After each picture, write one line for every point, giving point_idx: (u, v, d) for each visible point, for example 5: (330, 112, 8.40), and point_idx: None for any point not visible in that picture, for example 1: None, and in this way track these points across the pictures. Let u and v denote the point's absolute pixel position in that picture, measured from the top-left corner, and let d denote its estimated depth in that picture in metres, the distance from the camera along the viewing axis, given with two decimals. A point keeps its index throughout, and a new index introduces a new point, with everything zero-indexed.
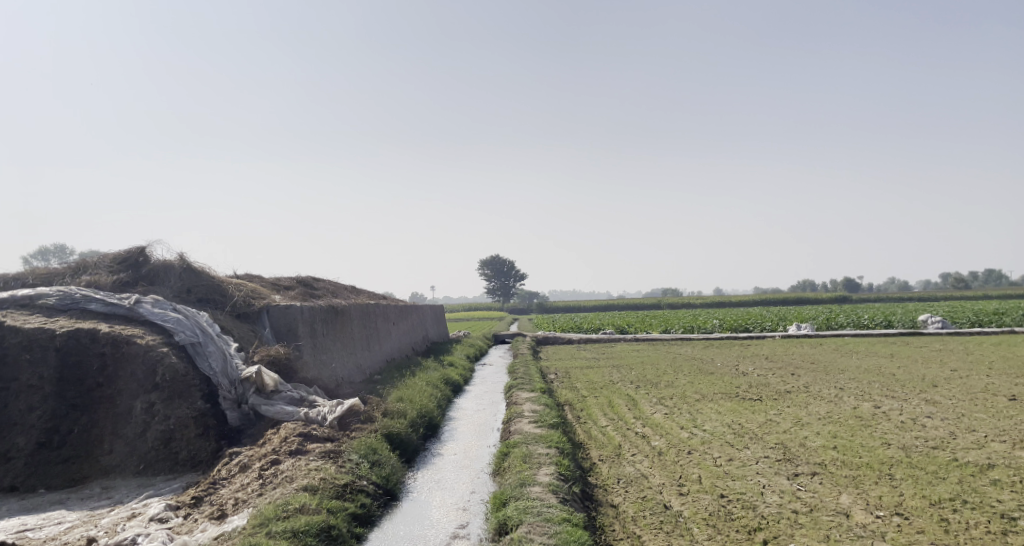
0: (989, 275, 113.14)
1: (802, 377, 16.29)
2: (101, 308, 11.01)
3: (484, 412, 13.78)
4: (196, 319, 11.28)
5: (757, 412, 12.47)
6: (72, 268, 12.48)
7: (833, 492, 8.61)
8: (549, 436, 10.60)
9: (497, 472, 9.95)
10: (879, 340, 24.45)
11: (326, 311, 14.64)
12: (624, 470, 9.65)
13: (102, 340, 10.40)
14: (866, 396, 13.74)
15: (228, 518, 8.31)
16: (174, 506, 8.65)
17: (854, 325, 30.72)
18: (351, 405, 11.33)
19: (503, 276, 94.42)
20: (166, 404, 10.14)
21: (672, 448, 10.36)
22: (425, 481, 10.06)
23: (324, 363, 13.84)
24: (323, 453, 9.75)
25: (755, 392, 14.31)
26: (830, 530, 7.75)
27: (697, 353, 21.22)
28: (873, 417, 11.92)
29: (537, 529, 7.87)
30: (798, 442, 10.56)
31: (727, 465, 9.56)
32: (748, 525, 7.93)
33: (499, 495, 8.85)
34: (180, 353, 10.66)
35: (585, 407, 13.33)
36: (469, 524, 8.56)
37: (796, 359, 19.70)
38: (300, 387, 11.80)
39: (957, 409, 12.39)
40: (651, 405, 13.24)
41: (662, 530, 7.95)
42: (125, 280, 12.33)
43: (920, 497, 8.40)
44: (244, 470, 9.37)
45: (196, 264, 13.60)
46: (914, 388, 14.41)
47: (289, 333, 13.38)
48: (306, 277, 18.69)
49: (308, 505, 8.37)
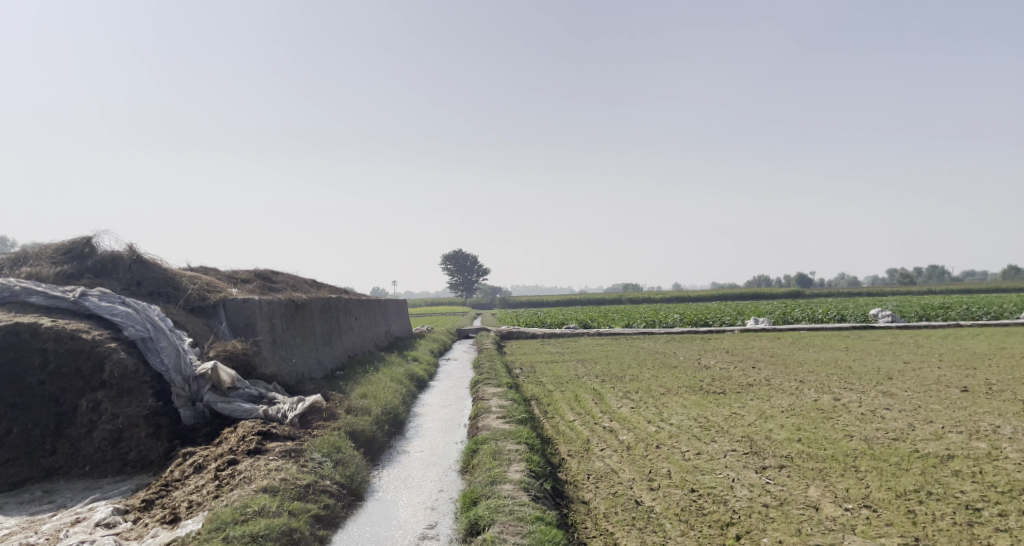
0: (934, 271, 116.78)
1: (764, 370, 16.43)
2: (44, 301, 10.48)
3: (451, 408, 13.58)
4: (147, 312, 10.83)
5: (722, 405, 12.52)
6: (12, 259, 11.88)
7: (802, 485, 8.64)
8: (518, 432, 10.45)
9: (465, 469, 9.77)
10: (834, 334, 24.90)
11: (285, 305, 14.26)
12: (593, 465, 9.55)
13: (44, 335, 9.88)
14: (826, 389, 13.91)
15: (182, 523, 7.97)
16: (122, 510, 8.28)
17: (809, 319, 31.31)
18: (313, 402, 11.04)
19: (464, 271, 93.98)
20: (114, 403, 9.73)
21: (641, 443, 10.30)
22: (391, 480, 9.83)
23: (283, 359, 13.49)
24: (283, 453, 9.44)
25: (719, 386, 14.37)
26: (801, 524, 7.76)
27: (660, 347, 21.29)
28: (834, 409, 12.06)
29: (510, 528, 7.71)
30: (764, 434, 10.61)
31: (696, 459, 9.53)
32: (720, 519, 7.90)
33: (469, 493, 8.65)
34: (129, 349, 10.24)
35: (552, 401, 13.23)
36: (438, 524, 8.36)
37: (756, 353, 19.91)
38: (258, 384, 11.44)
39: (914, 400, 12.61)
40: (618, 399, 13.20)
41: (634, 526, 7.87)
42: (69, 272, 11.80)
43: (886, 489, 8.47)
44: (199, 471, 9.01)
45: (148, 255, 13.10)
46: (871, 380, 14.64)
47: (247, 328, 12.97)
48: (264, 270, 18.19)
49: (268, 507, 8.07)
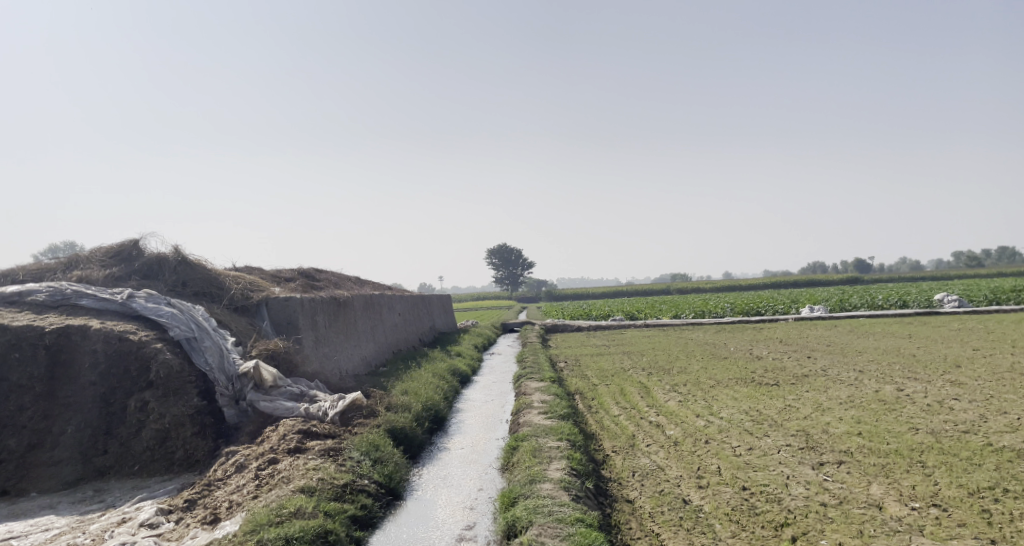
0: (1002, 253, 111.95)
1: (820, 360, 15.71)
2: (93, 303, 10.53)
3: (493, 404, 13.33)
4: (191, 313, 10.85)
5: (775, 397, 11.96)
6: (63, 263, 12.05)
7: (862, 482, 8.11)
8: (561, 428, 10.11)
9: (505, 467, 9.49)
10: (895, 320, 23.80)
11: (328, 303, 14.20)
12: (639, 462, 9.17)
13: (94, 337, 9.92)
14: (887, 379, 13.19)
15: (221, 524, 7.89)
16: (165, 510, 8.23)
17: (869, 306, 30.10)
18: (353, 400, 10.91)
19: (510, 265, 93.80)
20: (161, 403, 9.75)
21: (689, 438, 9.87)
22: (431, 478, 9.61)
23: (326, 356, 13.42)
24: (322, 452, 9.31)
25: (772, 377, 13.77)
26: (863, 525, 7.25)
27: (711, 338, 20.63)
28: (897, 401, 11.40)
29: (548, 531, 7.41)
30: (820, 428, 10.04)
31: (748, 455, 9.06)
32: (774, 520, 7.45)
33: (507, 493, 8.37)
34: (174, 349, 10.24)
35: (597, 395, 12.87)
36: (476, 525, 8.10)
37: (812, 342, 19.13)
38: (300, 382, 11.39)
39: (985, 390, 11.86)
40: (665, 392, 12.74)
41: (681, 527, 7.48)
42: (117, 275, 11.91)
43: (956, 486, 7.88)
44: (240, 470, 8.93)
45: (193, 256, 13.17)
46: (937, 369, 13.83)
47: (290, 326, 12.91)
48: (308, 269, 18.23)
49: (304, 508, 7.92)
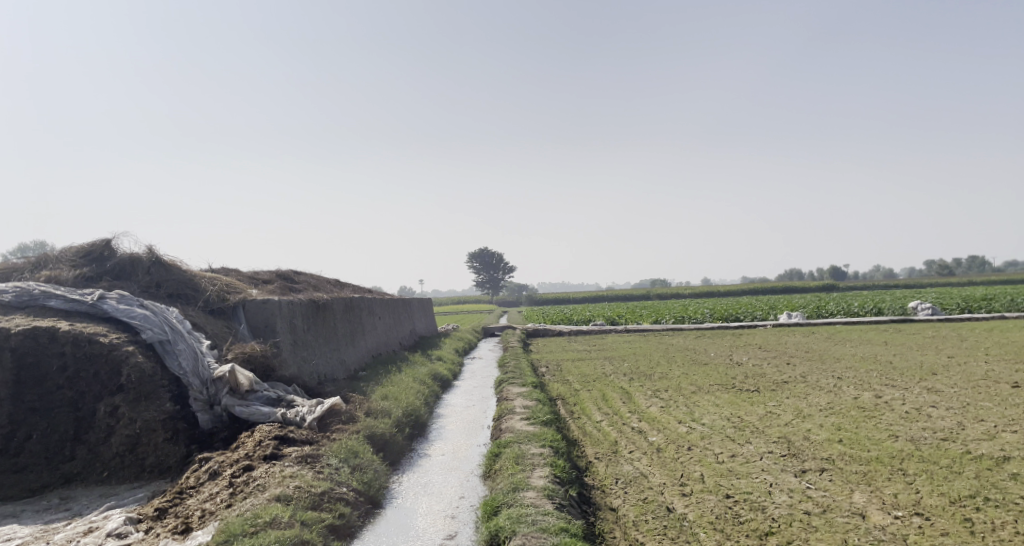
0: (974, 262, 113.88)
1: (799, 366, 15.76)
2: (62, 304, 10.25)
3: (474, 409, 13.19)
4: (165, 315, 10.59)
5: (756, 404, 11.93)
6: (32, 263, 11.74)
7: (845, 490, 8.08)
8: (543, 434, 10.00)
9: (487, 475, 9.35)
10: (871, 327, 24.02)
11: (306, 306, 13.97)
12: (622, 469, 9.08)
13: (62, 339, 9.66)
14: (866, 386, 13.23)
15: (193, 534, 7.67)
16: (135, 519, 7.99)
17: (845, 313, 30.38)
18: (331, 405, 10.70)
19: (490, 269, 93.61)
20: (131, 407, 9.48)
21: (671, 445, 9.80)
22: (411, 486, 9.45)
23: (304, 360, 13.18)
24: (299, 459, 9.11)
25: (752, 384, 13.76)
26: (847, 534, 7.21)
27: (690, 343, 20.64)
28: (876, 408, 11.43)
29: (531, 540, 7.28)
30: (802, 435, 10.03)
31: (731, 462, 9.01)
32: (758, 528, 7.39)
33: (490, 501, 8.23)
34: (146, 352, 9.98)
35: (578, 401, 12.77)
36: (457, 535, 7.96)
37: (791, 348, 19.22)
38: (277, 387, 11.16)
39: (962, 397, 11.94)
40: (646, 398, 12.67)
41: (665, 536, 7.40)
42: (88, 275, 11.62)
43: (938, 494, 7.88)
44: (214, 478, 8.71)
45: (167, 257, 12.89)
46: (914, 376, 13.92)
47: (267, 329, 12.67)
48: (285, 271, 17.97)
49: (279, 518, 7.73)
